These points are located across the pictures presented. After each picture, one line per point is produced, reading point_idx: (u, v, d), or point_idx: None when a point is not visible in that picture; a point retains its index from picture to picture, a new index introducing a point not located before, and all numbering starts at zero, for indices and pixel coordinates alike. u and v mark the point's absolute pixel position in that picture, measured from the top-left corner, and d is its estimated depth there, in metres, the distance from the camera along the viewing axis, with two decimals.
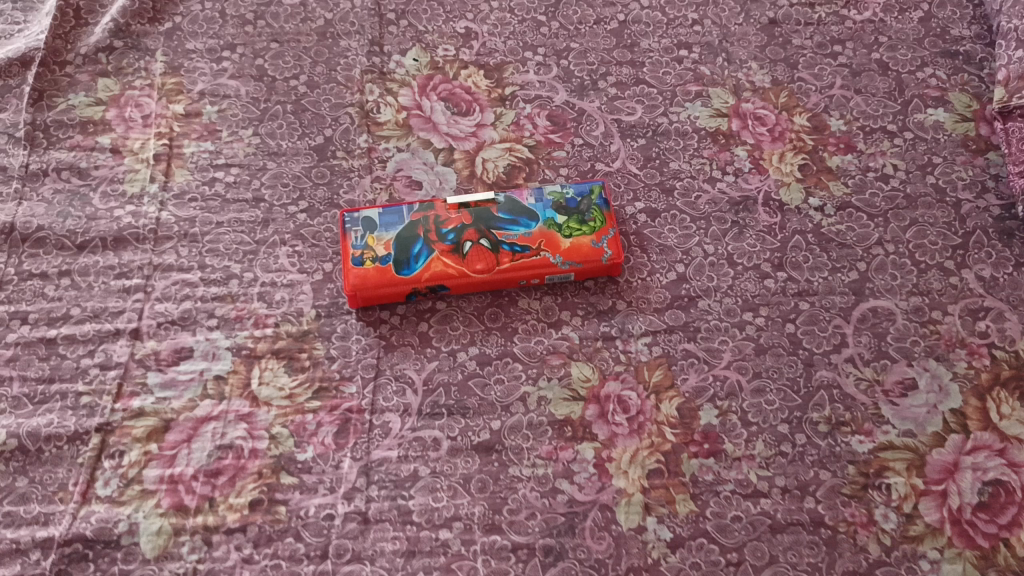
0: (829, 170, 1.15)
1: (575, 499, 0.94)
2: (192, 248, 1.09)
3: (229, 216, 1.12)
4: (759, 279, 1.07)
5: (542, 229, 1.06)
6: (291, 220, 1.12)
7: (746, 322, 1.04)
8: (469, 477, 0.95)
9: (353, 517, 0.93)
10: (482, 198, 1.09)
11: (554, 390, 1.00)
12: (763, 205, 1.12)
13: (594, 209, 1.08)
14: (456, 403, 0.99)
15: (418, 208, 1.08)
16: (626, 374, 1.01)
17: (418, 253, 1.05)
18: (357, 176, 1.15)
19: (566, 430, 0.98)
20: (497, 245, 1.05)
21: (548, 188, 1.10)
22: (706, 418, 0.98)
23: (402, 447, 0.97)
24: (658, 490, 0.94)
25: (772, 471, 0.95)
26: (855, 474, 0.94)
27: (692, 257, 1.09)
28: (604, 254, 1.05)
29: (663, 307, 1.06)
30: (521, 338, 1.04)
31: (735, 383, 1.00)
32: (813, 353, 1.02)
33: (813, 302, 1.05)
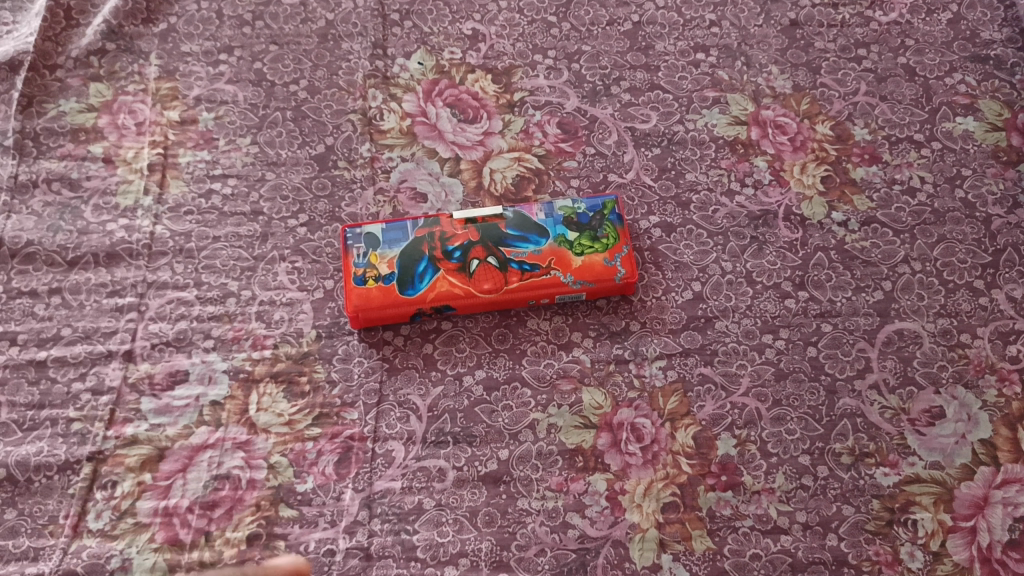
0: (853, 183, 1.10)
1: (586, 535, 0.90)
2: (188, 264, 1.05)
3: (226, 230, 1.07)
4: (780, 298, 1.02)
5: (552, 246, 1.01)
6: (291, 234, 1.07)
7: (765, 346, 0.99)
8: (476, 510, 0.91)
9: (356, 553, 0.89)
10: (489, 213, 1.04)
11: (565, 417, 0.96)
12: (783, 219, 1.07)
13: (607, 224, 1.03)
14: (462, 431, 0.95)
15: (423, 224, 1.03)
16: (639, 400, 0.97)
17: (423, 272, 1.00)
18: (360, 188, 1.10)
19: (577, 460, 0.94)
20: (505, 263, 1.01)
21: (559, 202, 1.05)
22: (723, 448, 0.94)
23: (406, 477, 0.93)
24: (673, 525, 0.90)
25: (792, 506, 0.91)
26: (880, 509, 0.90)
27: (709, 275, 1.04)
28: (618, 274, 1.00)
29: (678, 328, 1.01)
30: (530, 361, 0.99)
31: (754, 410, 0.96)
32: (835, 379, 0.97)
33: (835, 324, 1.01)
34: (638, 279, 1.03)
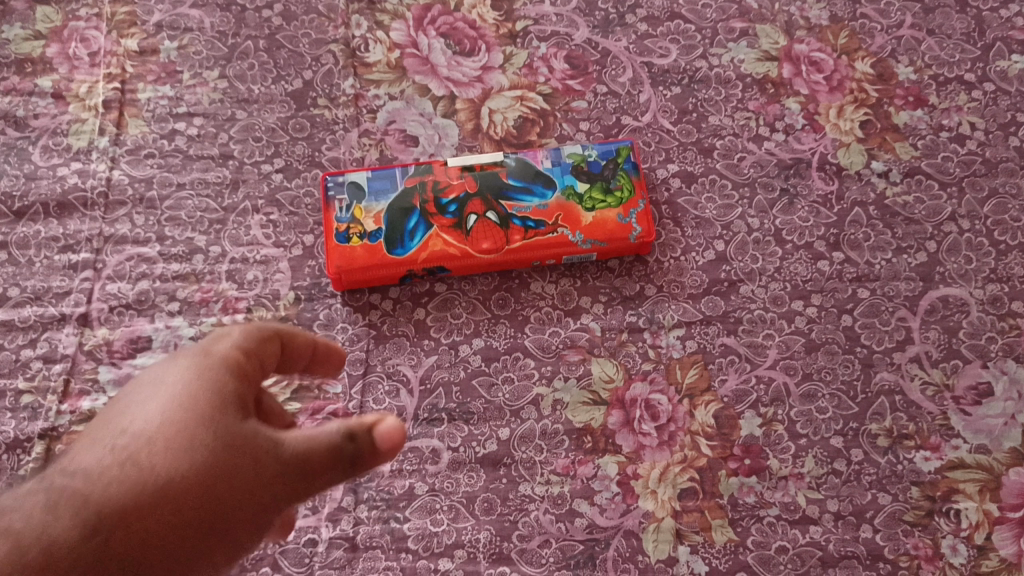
0: (894, 129, 0.98)
1: (595, 524, 0.81)
2: (149, 215, 0.94)
3: (192, 177, 0.95)
4: (812, 259, 0.92)
5: (559, 200, 0.90)
6: (265, 181, 0.95)
7: (795, 313, 0.89)
8: (473, 496, 0.82)
9: (339, 543, 0.80)
10: (489, 161, 0.93)
11: (572, 393, 0.86)
12: (817, 169, 0.96)
13: (621, 175, 0.92)
14: (458, 407, 0.86)
15: (414, 173, 0.92)
16: (654, 374, 0.87)
17: (414, 228, 0.89)
18: (342, 130, 0.98)
19: (585, 441, 0.84)
20: (506, 220, 0.90)
21: (567, 148, 0.94)
22: (747, 428, 0.85)
23: (396, 459, 0.84)
24: (691, 514, 0.82)
25: (823, 494, 0.82)
26: (919, 498, 0.82)
27: (733, 233, 0.93)
28: (633, 231, 0.89)
29: (699, 293, 0.90)
30: (534, 329, 0.89)
31: (782, 386, 0.86)
32: (872, 352, 0.88)
33: (873, 289, 0.90)
34: (654, 237, 0.92)
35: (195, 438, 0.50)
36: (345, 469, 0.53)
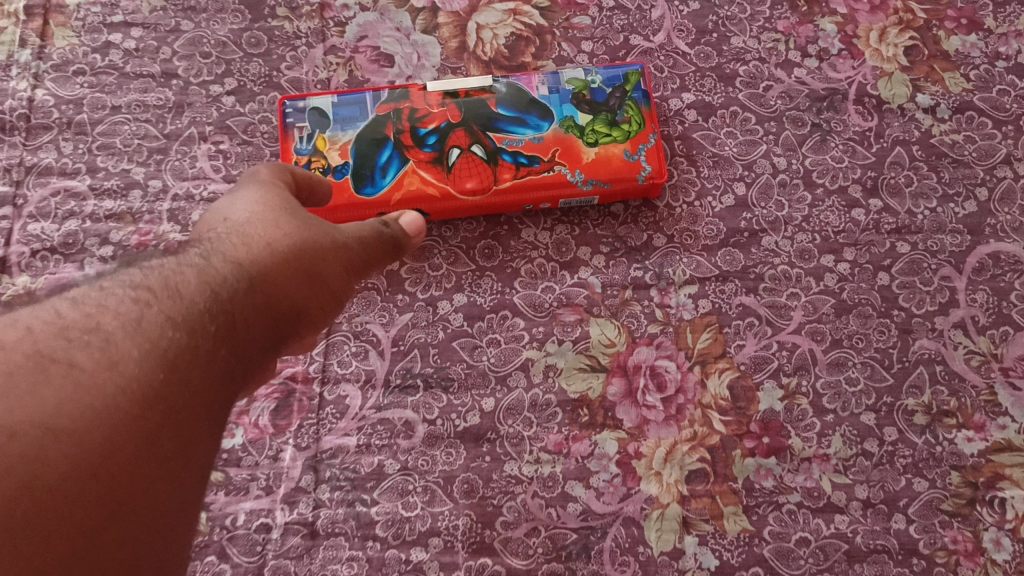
0: (944, 56, 0.84)
1: (590, 511, 0.71)
2: (78, 142, 0.80)
3: (129, 98, 0.81)
4: (846, 207, 0.79)
5: (556, 133, 0.77)
6: (214, 105, 0.82)
7: (824, 270, 0.78)
8: (452, 477, 0.72)
9: (297, 529, 0.70)
10: (476, 85, 0.79)
11: (567, 358, 0.75)
12: (855, 102, 0.83)
13: (629, 104, 0.79)
14: (436, 373, 0.75)
15: (388, 97, 0.78)
16: (662, 337, 0.76)
17: (387, 163, 0.76)
18: (305, 46, 0.84)
19: (581, 415, 0.74)
20: (495, 155, 0.77)
21: (567, 72, 0.80)
22: (767, 402, 0.74)
23: (363, 432, 0.73)
24: (701, 500, 0.72)
25: (850, 478, 0.72)
26: (960, 484, 0.72)
27: (756, 174, 0.80)
28: (642, 171, 0.77)
29: (715, 244, 0.78)
30: (524, 283, 0.77)
31: (807, 353, 0.75)
32: (911, 316, 0.76)
33: (914, 242, 0.78)
34: (665, 179, 0.79)
35: (280, 216, 0.55)
36: (392, 247, 0.64)
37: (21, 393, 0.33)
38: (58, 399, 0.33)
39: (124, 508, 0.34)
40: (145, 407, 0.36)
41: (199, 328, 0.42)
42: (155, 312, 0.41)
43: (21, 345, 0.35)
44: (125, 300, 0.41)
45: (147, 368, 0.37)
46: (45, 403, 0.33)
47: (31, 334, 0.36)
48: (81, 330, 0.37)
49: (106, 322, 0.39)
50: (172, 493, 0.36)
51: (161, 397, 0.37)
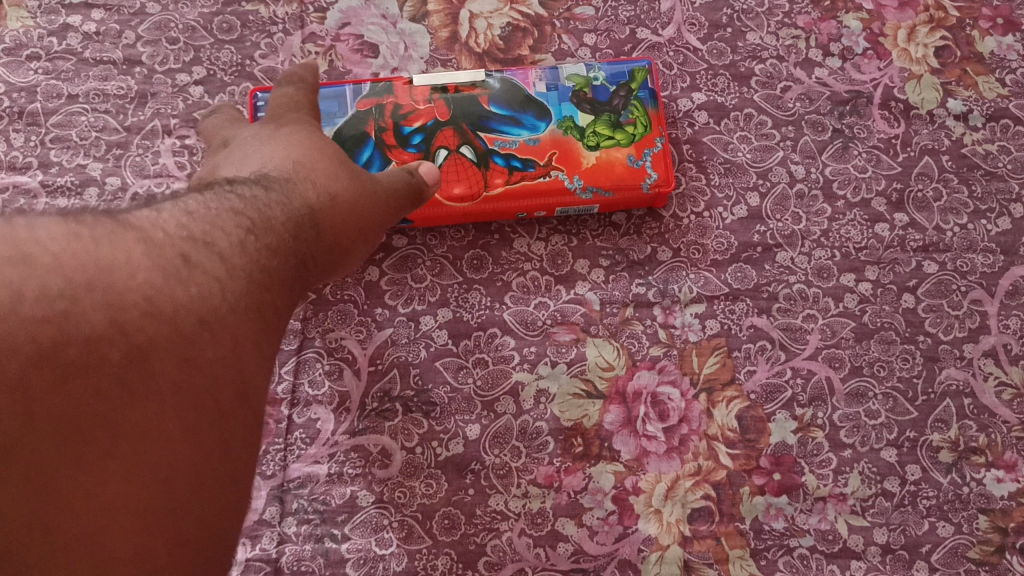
0: (978, 58, 0.77)
1: (583, 551, 0.65)
2: (29, 133, 0.73)
3: (87, 86, 0.74)
4: (868, 222, 0.73)
5: (554, 135, 0.70)
6: (180, 96, 0.75)
7: (844, 290, 0.71)
8: (431, 512, 0.66)
9: (259, 567, 0.64)
10: (467, 79, 0.72)
11: (560, 382, 0.69)
12: (880, 107, 0.76)
13: (634, 104, 0.72)
14: (417, 396, 0.68)
15: (371, 91, 0.72)
16: (665, 361, 0.69)
17: (367, 165, 0.69)
18: (282, 33, 0.77)
19: (574, 445, 0.67)
20: (486, 157, 0.70)
21: (566, 68, 0.73)
22: (778, 434, 0.68)
23: (335, 460, 0.66)
24: (704, 541, 0.65)
25: (868, 521, 0.66)
26: (988, 530, 0.66)
27: (772, 183, 0.74)
28: (647, 178, 0.70)
29: (725, 259, 0.72)
30: (515, 298, 0.71)
31: (824, 382, 0.69)
32: (938, 343, 0.70)
33: (942, 262, 0.72)
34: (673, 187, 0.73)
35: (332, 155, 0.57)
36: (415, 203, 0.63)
37: (176, 285, 0.39)
38: (202, 297, 0.40)
39: (239, 392, 0.41)
40: (252, 315, 0.43)
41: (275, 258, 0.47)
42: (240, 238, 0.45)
43: (166, 244, 0.40)
44: (230, 218, 0.45)
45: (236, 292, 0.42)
46: (195, 298, 0.39)
47: (168, 234, 0.41)
48: (205, 237, 0.43)
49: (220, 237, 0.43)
50: (260, 385, 0.44)
51: (262, 307, 0.44)
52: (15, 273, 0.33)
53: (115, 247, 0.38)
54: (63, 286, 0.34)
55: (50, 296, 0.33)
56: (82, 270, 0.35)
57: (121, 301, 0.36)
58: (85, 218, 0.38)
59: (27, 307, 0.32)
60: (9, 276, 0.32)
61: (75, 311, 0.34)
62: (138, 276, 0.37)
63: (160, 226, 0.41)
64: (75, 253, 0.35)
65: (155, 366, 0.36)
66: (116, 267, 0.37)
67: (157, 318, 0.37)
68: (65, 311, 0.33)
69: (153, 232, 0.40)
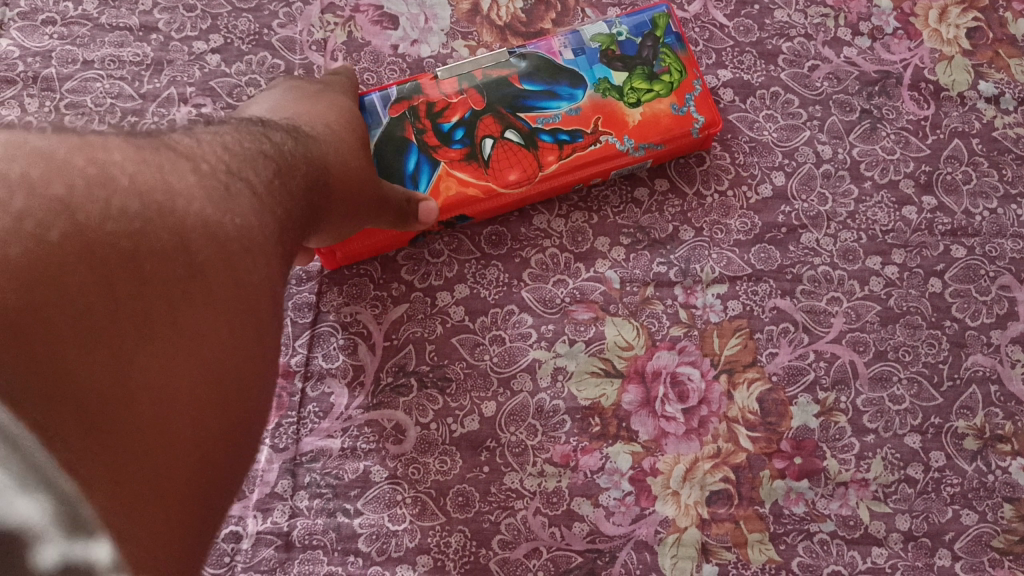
0: (1011, 41, 0.76)
1: (599, 532, 0.64)
2: (44, 99, 0.72)
3: (103, 52, 0.73)
4: (895, 204, 0.71)
5: (594, 100, 0.68)
6: (197, 65, 0.74)
7: (870, 273, 0.70)
8: (446, 488, 0.64)
9: (270, 541, 0.63)
10: (494, 62, 0.69)
11: (578, 361, 0.67)
12: (909, 88, 0.74)
13: (663, 53, 0.70)
14: (432, 372, 0.67)
15: (399, 95, 0.68)
16: (686, 341, 0.68)
17: (416, 171, 0.67)
18: (301, 3, 0.76)
19: (592, 424, 0.66)
20: (532, 137, 0.68)
21: (586, 29, 0.70)
22: (800, 418, 0.66)
23: (348, 434, 0.65)
24: (723, 525, 0.64)
25: (890, 507, 0.64)
26: (1013, 519, 0.64)
27: (798, 163, 0.72)
28: (694, 124, 0.69)
29: (748, 239, 0.70)
30: (534, 276, 0.69)
31: (847, 366, 0.67)
32: (965, 328, 0.68)
33: (971, 246, 0.70)
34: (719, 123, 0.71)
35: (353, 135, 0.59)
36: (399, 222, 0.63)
37: (224, 214, 0.40)
38: (244, 225, 0.41)
39: (269, 311, 0.42)
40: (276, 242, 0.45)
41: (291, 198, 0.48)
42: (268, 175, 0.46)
43: (211, 176, 0.41)
44: (261, 159, 0.46)
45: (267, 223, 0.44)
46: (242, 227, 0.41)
47: (211, 164, 0.42)
48: (241, 172, 0.44)
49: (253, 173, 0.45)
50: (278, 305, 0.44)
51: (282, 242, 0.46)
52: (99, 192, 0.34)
53: (174, 173, 0.39)
54: (138, 207, 0.35)
55: (127, 215, 0.34)
56: (152, 192, 0.36)
57: (183, 225, 0.37)
58: (145, 143, 0.40)
59: (112, 222, 0.34)
60: (94, 194, 0.34)
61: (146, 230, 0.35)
62: (194, 204, 0.38)
63: (205, 158, 0.42)
64: (144, 175, 0.37)
65: (210, 283, 0.37)
66: (177, 193, 0.38)
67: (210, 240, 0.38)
68: (139, 229, 0.35)
69: (199, 164, 0.41)
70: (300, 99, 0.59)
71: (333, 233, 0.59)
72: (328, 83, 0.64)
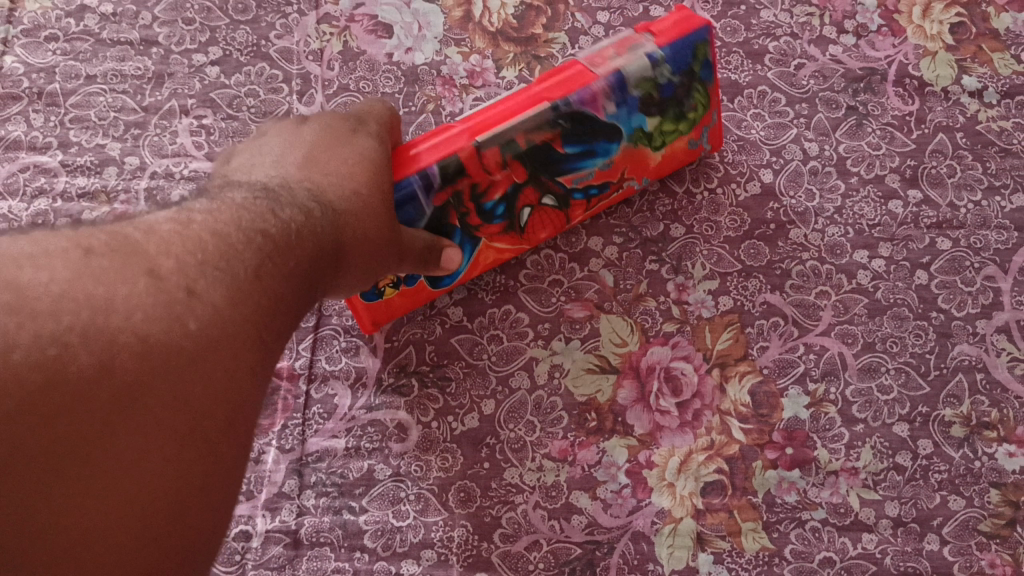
0: (993, 35, 0.77)
1: (597, 524, 0.66)
2: (49, 114, 0.74)
3: (106, 66, 0.75)
4: (881, 198, 0.73)
5: (627, 151, 0.66)
6: (197, 76, 0.76)
7: (857, 267, 0.71)
8: (447, 485, 0.66)
9: (278, 538, 0.65)
10: (537, 128, 0.61)
11: (574, 358, 0.69)
12: (894, 84, 0.76)
13: (697, 90, 0.65)
14: (432, 372, 0.69)
15: (442, 180, 0.60)
16: (678, 337, 0.70)
17: (459, 251, 0.66)
18: (298, 14, 0.78)
19: (588, 419, 0.68)
20: (566, 198, 0.67)
21: (634, 74, 0.61)
22: (791, 409, 0.68)
23: (352, 434, 0.67)
24: (717, 514, 0.66)
25: (880, 494, 0.66)
26: (1000, 503, 0.66)
27: (785, 160, 0.74)
28: (699, 150, 0.72)
29: (737, 236, 0.72)
30: (529, 276, 0.71)
31: (836, 358, 0.69)
32: (950, 319, 0.70)
33: (956, 239, 0.72)
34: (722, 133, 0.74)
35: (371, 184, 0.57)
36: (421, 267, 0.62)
37: (169, 323, 0.41)
38: (198, 328, 0.42)
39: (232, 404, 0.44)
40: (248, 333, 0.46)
41: (278, 279, 0.49)
42: (244, 261, 0.47)
43: (171, 274, 0.43)
44: (240, 246, 0.48)
45: (233, 319, 0.45)
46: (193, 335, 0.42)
47: (173, 265, 0.44)
48: (216, 263, 0.46)
49: (226, 264, 0.46)
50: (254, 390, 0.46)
51: (263, 328, 0.47)
52: (11, 322, 0.37)
53: (120, 282, 0.41)
54: (64, 328, 0.38)
55: (47, 343, 0.37)
56: (79, 314, 0.39)
57: (115, 342, 0.39)
58: (106, 252, 0.43)
59: (24, 357, 0.36)
60: (11, 325, 0.37)
61: (71, 353, 0.38)
62: (136, 315, 0.41)
63: (169, 253, 0.44)
64: (77, 292, 0.40)
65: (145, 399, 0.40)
66: (117, 301, 0.40)
67: (146, 356, 0.40)
68: (60, 351, 0.37)
69: (159, 263, 0.44)
70: (307, 149, 0.59)
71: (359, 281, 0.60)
72: (364, 115, 0.62)
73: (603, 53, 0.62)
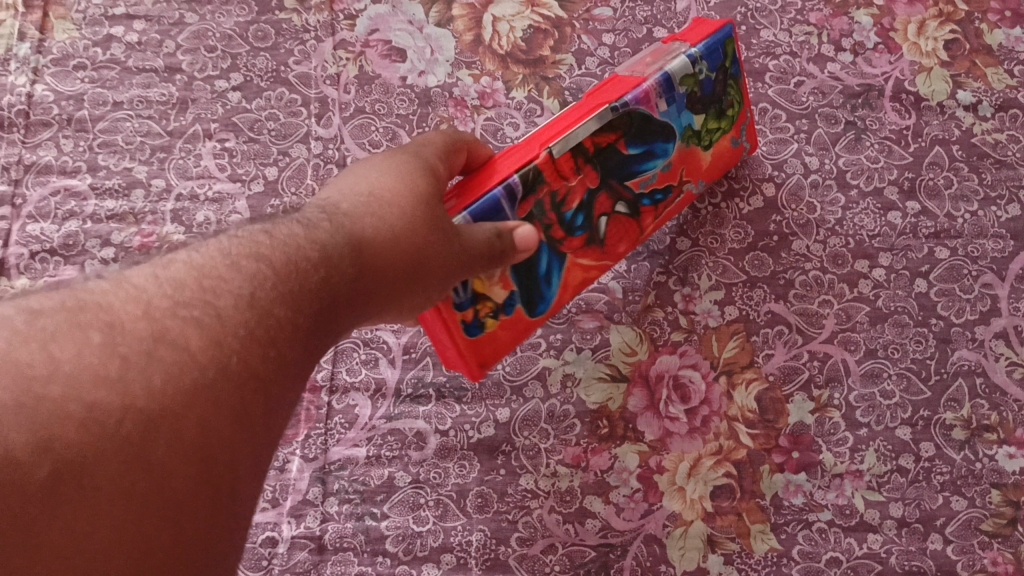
0: (987, 51, 0.80)
1: (610, 527, 0.68)
2: (79, 139, 0.77)
3: (132, 93, 0.79)
4: (880, 209, 0.76)
5: (681, 152, 0.68)
6: (219, 101, 0.79)
7: (858, 276, 0.74)
8: (465, 491, 0.69)
9: (304, 544, 0.67)
10: (599, 130, 0.63)
11: (585, 367, 0.72)
12: (891, 99, 0.79)
13: (731, 86, 0.69)
14: (449, 382, 0.72)
15: (525, 188, 0.60)
16: (686, 345, 0.72)
17: (549, 270, 0.65)
18: (314, 40, 0.81)
19: (600, 426, 0.70)
20: (636, 205, 0.68)
21: (675, 69, 0.64)
22: (796, 414, 0.71)
23: (373, 443, 0.70)
24: (726, 517, 0.68)
25: (884, 496, 0.68)
26: (1001, 503, 0.68)
27: (787, 174, 0.77)
28: (742, 151, 0.75)
29: (742, 248, 0.75)
30: None
31: (839, 364, 0.72)
32: (950, 325, 0.72)
33: (954, 248, 0.74)
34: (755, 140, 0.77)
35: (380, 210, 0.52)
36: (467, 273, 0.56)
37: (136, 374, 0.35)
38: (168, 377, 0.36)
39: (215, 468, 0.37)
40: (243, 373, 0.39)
41: (287, 303, 0.43)
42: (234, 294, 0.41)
43: (135, 324, 0.37)
44: (227, 281, 0.41)
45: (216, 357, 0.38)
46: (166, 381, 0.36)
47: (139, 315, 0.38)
48: (194, 301, 0.40)
49: (210, 301, 0.40)
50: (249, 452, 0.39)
51: (265, 365, 0.40)
52: None
53: (71, 342, 0.35)
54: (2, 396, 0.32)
55: None
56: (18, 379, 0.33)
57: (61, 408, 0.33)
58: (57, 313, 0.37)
59: None
60: None
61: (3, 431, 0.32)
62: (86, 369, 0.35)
63: (137, 303, 0.38)
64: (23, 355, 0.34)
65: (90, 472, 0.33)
66: (64, 367, 0.34)
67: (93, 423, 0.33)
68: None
69: (121, 316, 0.38)
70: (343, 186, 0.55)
71: (401, 313, 0.55)
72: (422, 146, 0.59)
73: (640, 64, 0.66)
